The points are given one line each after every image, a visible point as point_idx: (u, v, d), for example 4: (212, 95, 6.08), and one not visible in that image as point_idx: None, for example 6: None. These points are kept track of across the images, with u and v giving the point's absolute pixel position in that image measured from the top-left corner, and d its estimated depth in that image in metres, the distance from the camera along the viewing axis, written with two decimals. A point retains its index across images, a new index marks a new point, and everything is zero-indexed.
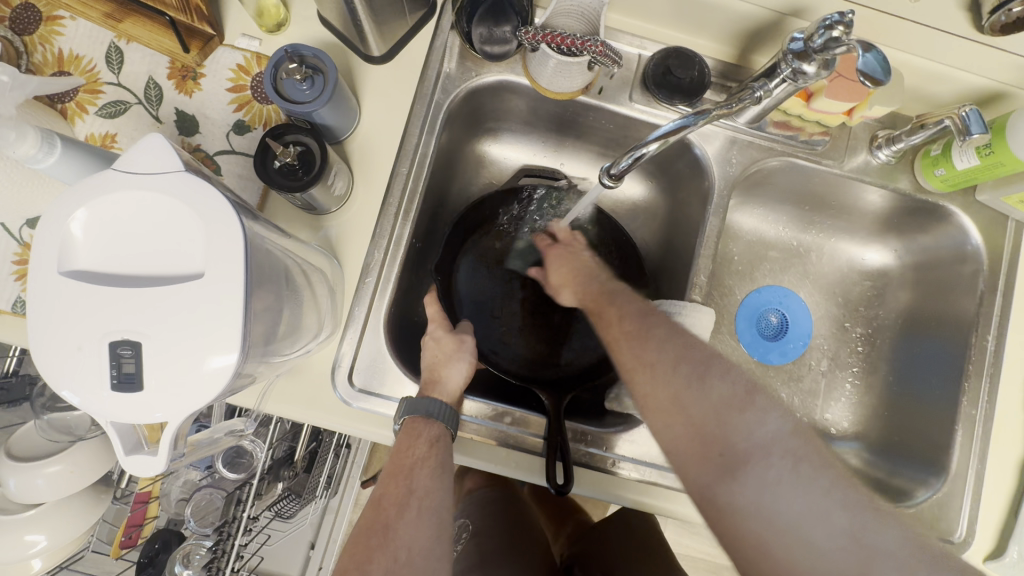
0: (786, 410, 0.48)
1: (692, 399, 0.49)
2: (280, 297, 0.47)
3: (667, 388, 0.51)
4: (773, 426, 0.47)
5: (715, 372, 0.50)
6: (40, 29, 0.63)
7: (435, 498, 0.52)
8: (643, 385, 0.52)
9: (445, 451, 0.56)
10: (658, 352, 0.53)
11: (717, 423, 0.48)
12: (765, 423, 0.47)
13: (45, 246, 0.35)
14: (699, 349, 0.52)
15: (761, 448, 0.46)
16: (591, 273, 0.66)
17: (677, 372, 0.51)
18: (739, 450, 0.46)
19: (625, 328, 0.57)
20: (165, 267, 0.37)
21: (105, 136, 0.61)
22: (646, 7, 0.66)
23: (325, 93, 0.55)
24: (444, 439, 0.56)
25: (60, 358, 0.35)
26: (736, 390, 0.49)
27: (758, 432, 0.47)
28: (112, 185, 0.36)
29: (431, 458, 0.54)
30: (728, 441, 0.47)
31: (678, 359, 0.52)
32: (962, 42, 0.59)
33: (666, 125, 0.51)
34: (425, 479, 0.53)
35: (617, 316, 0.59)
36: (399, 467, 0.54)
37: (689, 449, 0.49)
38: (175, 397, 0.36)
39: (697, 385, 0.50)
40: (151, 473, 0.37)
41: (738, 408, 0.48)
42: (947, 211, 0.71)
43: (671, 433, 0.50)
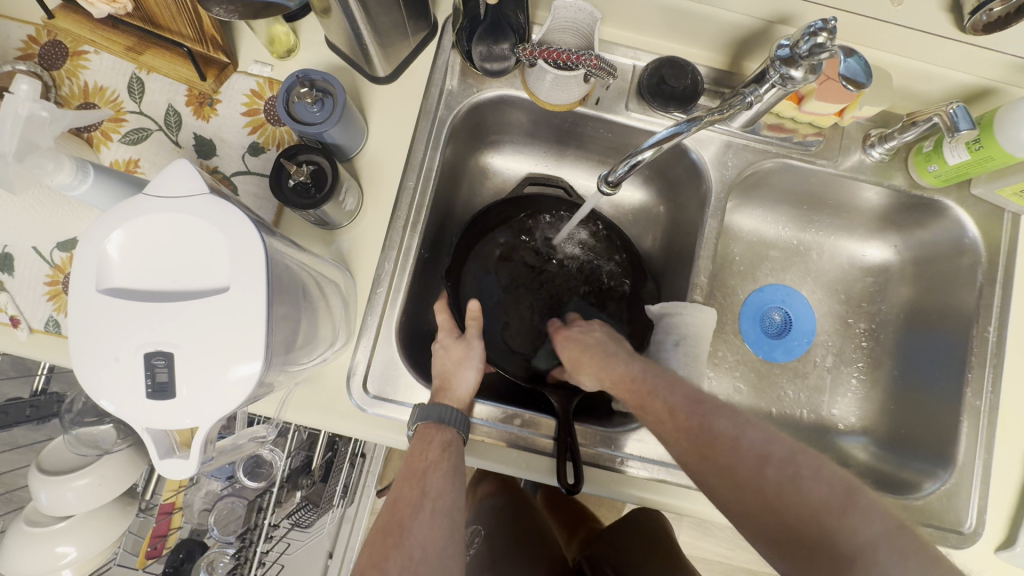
0: (882, 500, 0.45)
1: (784, 504, 0.46)
2: (297, 308, 0.50)
3: (753, 492, 0.47)
4: (875, 524, 0.44)
5: (805, 470, 0.47)
6: (67, 64, 0.67)
7: (448, 499, 0.54)
8: (725, 490, 0.49)
9: (457, 454, 0.58)
10: (733, 452, 0.49)
11: (816, 529, 0.44)
12: (869, 521, 0.44)
13: (84, 266, 0.38)
14: (779, 442, 0.49)
15: (868, 549, 0.43)
16: (610, 354, 0.62)
17: (764, 475, 0.47)
18: (845, 554, 0.43)
19: (681, 427, 0.52)
20: (193, 283, 0.39)
21: (128, 162, 0.65)
22: (638, 19, 0.69)
23: (336, 114, 0.58)
24: (456, 444, 0.59)
25: (100, 369, 0.38)
26: (833, 489, 0.45)
27: (863, 532, 0.43)
28: (144, 209, 0.39)
29: (444, 461, 0.57)
30: (832, 546, 0.44)
31: (761, 461, 0.48)
32: (946, 42, 0.61)
33: (660, 132, 0.53)
34: (438, 481, 0.55)
35: (667, 409, 0.54)
36: (413, 470, 0.56)
37: (791, 556, 0.46)
38: (205, 402, 0.38)
39: (788, 488, 0.46)
40: (184, 474, 0.40)
41: (837, 508, 0.44)
42: (943, 206, 0.73)
43: (766, 539, 0.47)
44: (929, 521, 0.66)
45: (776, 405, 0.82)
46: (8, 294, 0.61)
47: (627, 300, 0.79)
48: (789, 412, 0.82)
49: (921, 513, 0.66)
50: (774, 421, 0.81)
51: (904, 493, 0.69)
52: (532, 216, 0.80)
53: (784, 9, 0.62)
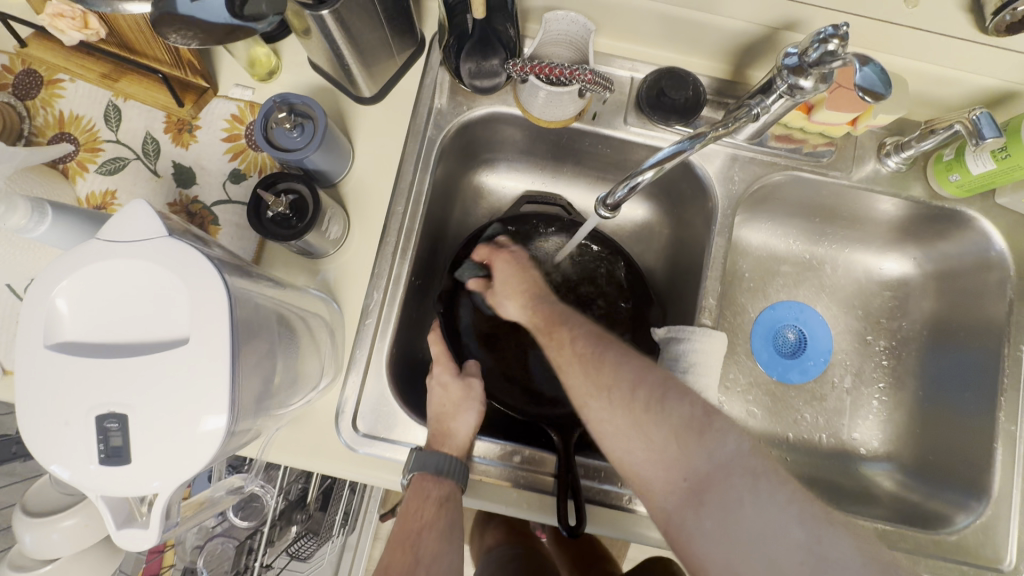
0: (741, 428, 0.51)
1: (654, 425, 0.51)
2: (273, 349, 0.46)
3: (628, 414, 0.53)
4: (730, 446, 0.49)
5: (672, 396, 0.52)
6: (41, 93, 0.64)
7: (443, 562, 0.54)
8: (605, 415, 0.54)
9: (455, 509, 0.56)
10: (616, 377, 0.55)
11: (675, 450, 0.50)
12: (725, 443, 0.49)
13: (32, 321, 0.35)
14: (654, 371, 0.54)
15: (721, 469, 0.48)
16: (545, 291, 0.66)
17: (636, 397, 0.53)
18: (699, 473, 0.49)
19: (577, 355, 0.58)
20: (151, 333, 0.36)
21: (104, 194, 0.62)
22: (635, 29, 0.65)
23: (315, 139, 0.55)
24: (454, 496, 0.57)
25: (48, 433, 0.35)
26: (695, 412, 0.51)
27: (717, 452, 0.49)
28: (97, 256, 0.36)
29: (438, 520, 0.56)
30: (688, 465, 0.49)
31: (635, 385, 0.53)
32: (965, 45, 0.57)
33: (661, 151, 0.49)
34: (433, 543, 0.55)
35: (569, 339, 0.59)
36: (408, 529, 0.56)
37: (655, 480, 0.51)
38: (166, 465, 0.35)
39: (656, 410, 0.52)
40: (146, 546, 0.36)
41: (695, 431, 0.50)
42: (967, 216, 0.68)
43: (635, 465, 0.52)
44: (963, 558, 0.61)
45: (793, 430, 0.77)
46: None
47: (632, 322, 0.75)
48: (807, 437, 0.77)
49: (955, 549, 0.61)
50: (791, 448, 0.76)
51: (935, 527, 0.64)
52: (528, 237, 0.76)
53: (790, 14, 0.58)
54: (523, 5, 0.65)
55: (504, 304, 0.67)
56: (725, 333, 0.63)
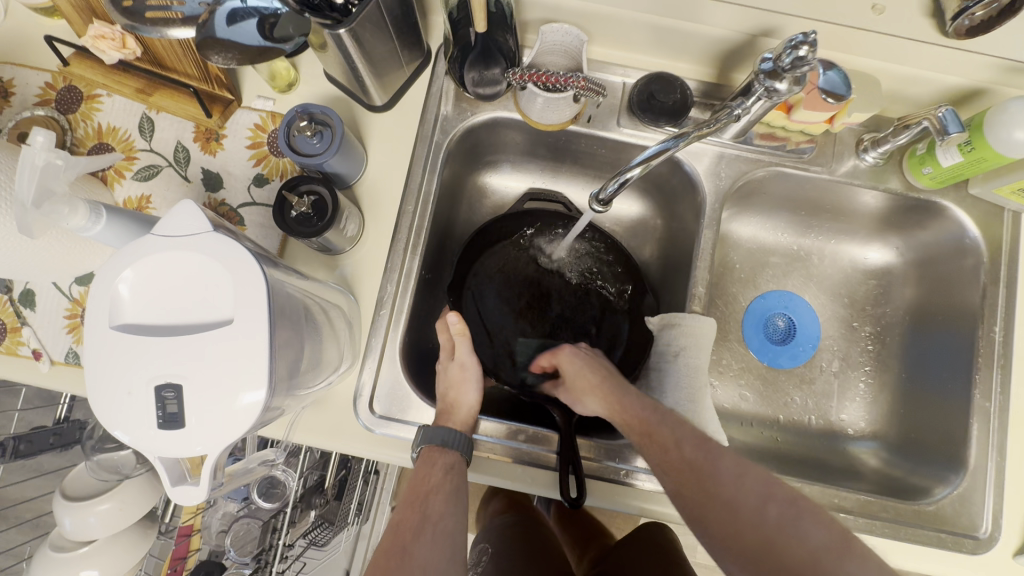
0: (883, 558, 0.47)
1: (786, 545, 0.48)
2: (300, 333, 0.51)
3: (753, 529, 0.49)
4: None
5: (803, 516, 0.49)
6: (81, 107, 0.70)
7: (448, 522, 0.56)
8: (722, 527, 0.50)
9: (459, 476, 0.60)
10: (735, 489, 0.51)
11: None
12: (870, 573, 0.46)
13: (98, 305, 0.40)
14: (779, 486, 0.51)
15: None
16: (623, 388, 0.65)
17: (766, 514, 0.50)
18: None
19: (686, 458, 0.55)
20: (199, 315, 0.42)
21: (140, 199, 0.68)
22: (625, 37, 0.70)
23: (334, 145, 0.60)
24: (458, 465, 0.60)
25: (114, 403, 0.40)
26: (832, 537, 0.48)
27: None
28: (152, 249, 0.41)
29: (445, 484, 0.58)
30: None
31: (765, 499, 0.51)
32: (929, 47, 0.61)
33: (648, 150, 0.54)
34: (439, 504, 0.57)
35: (673, 441, 0.56)
36: (415, 494, 0.58)
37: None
38: (212, 430, 0.40)
39: (790, 528, 0.48)
40: (195, 500, 0.41)
41: (836, 556, 0.47)
42: (941, 207, 0.73)
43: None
44: (942, 526, 0.65)
45: (784, 412, 0.82)
46: (32, 328, 0.64)
47: (627, 310, 0.80)
48: (797, 418, 0.81)
49: (934, 519, 0.66)
50: (781, 428, 0.81)
51: (915, 499, 0.68)
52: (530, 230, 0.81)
53: (768, 22, 0.63)
54: (521, 17, 0.70)
55: (584, 400, 0.66)
56: (714, 319, 0.68)
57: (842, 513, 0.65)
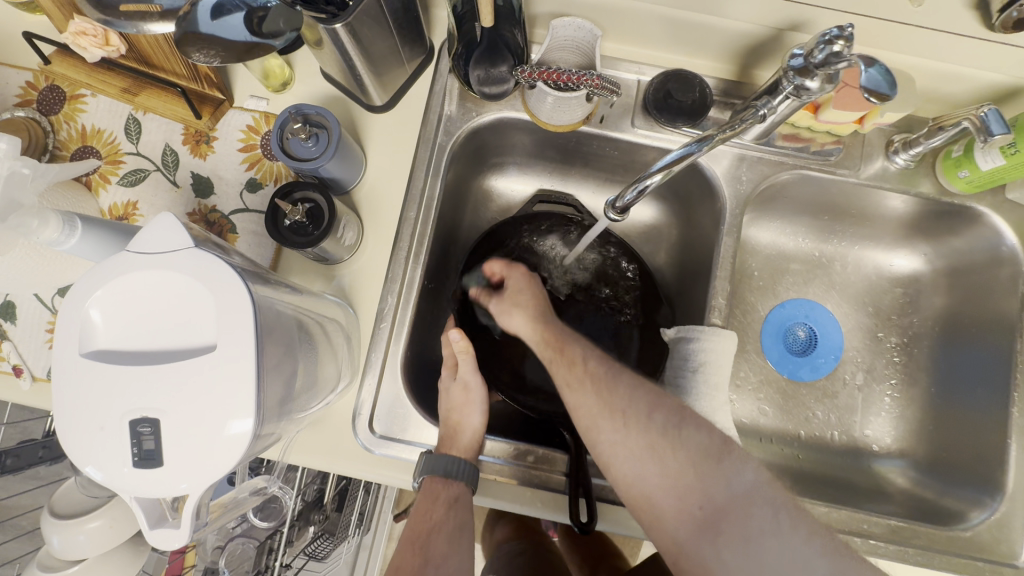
0: (755, 460, 0.53)
1: (670, 449, 0.53)
2: (294, 354, 0.47)
3: (642, 436, 0.54)
4: (742, 478, 0.52)
5: (687, 424, 0.54)
6: (64, 108, 0.66)
7: (451, 563, 0.55)
8: (614, 440, 0.55)
9: (464, 510, 0.58)
10: (629, 405, 0.56)
11: (690, 480, 0.52)
12: (742, 474, 0.52)
13: (68, 331, 0.37)
14: (669, 401, 0.56)
15: (740, 501, 0.51)
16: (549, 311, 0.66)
17: (653, 420, 0.54)
18: (719, 503, 0.51)
19: (589, 371, 0.58)
20: (180, 340, 0.38)
21: (127, 205, 0.64)
22: (641, 32, 0.66)
23: (330, 149, 0.56)
24: (463, 497, 0.58)
25: (86, 439, 0.36)
26: (713, 441, 0.53)
27: (736, 484, 0.51)
28: (127, 267, 0.37)
29: (449, 520, 0.57)
30: (705, 493, 0.51)
31: (653, 410, 0.55)
32: (971, 42, 0.57)
33: (669, 154, 0.50)
34: (442, 544, 0.56)
35: (580, 358, 0.60)
36: (419, 530, 0.57)
37: (665, 504, 0.52)
38: (194, 467, 0.36)
39: (675, 435, 0.53)
40: (178, 544, 0.38)
41: (714, 460, 0.52)
42: (977, 212, 0.68)
43: (641, 494, 0.53)
44: (979, 554, 0.61)
45: (805, 427, 0.77)
46: (10, 343, 0.60)
47: (641, 321, 0.75)
48: (819, 434, 0.77)
49: (970, 546, 0.61)
50: (803, 445, 0.77)
51: (948, 523, 0.64)
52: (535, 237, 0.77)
53: (796, 15, 0.58)
54: (530, 11, 0.66)
55: (511, 315, 0.66)
56: (735, 333, 0.64)
57: (873, 539, 0.61)
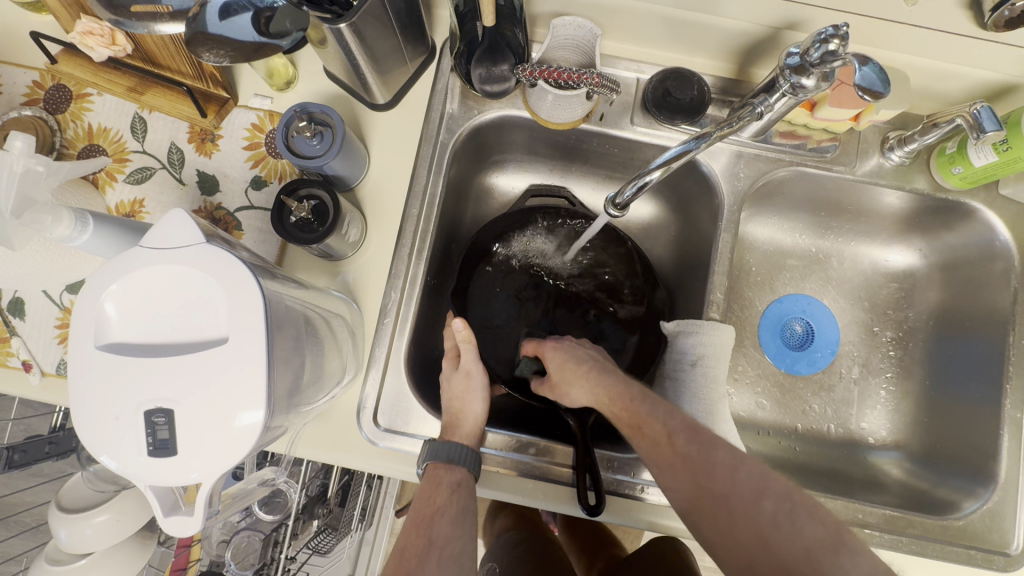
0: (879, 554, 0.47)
1: (779, 536, 0.48)
2: (302, 347, 0.48)
3: (746, 520, 0.50)
4: (865, 573, 0.46)
5: (798, 508, 0.50)
6: (70, 107, 0.67)
7: (455, 546, 0.55)
8: (716, 524, 0.51)
9: (466, 496, 0.58)
10: (728, 483, 0.52)
11: (805, 572, 0.46)
12: (860, 564, 0.46)
13: (83, 324, 0.38)
14: (774, 480, 0.52)
15: None
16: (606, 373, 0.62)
17: (758, 505, 0.50)
18: None
19: (681, 452, 0.54)
20: (192, 332, 0.39)
21: (133, 203, 0.65)
22: (640, 30, 0.67)
23: (335, 147, 0.57)
24: (466, 483, 0.58)
25: (102, 430, 0.37)
26: (827, 529, 0.48)
27: (856, 575, 0.46)
28: (140, 262, 0.38)
29: (452, 504, 0.57)
30: None
31: (761, 493, 0.51)
32: (963, 41, 0.58)
33: (667, 152, 0.51)
34: (445, 528, 0.56)
35: (665, 434, 0.56)
36: (422, 515, 0.57)
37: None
38: (208, 455, 0.37)
39: (784, 520, 0.49)
40: (190, 531, 0.39)
41: (834, 552, 0.47)
42: (971, 208, 0.69)
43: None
44: (972, 543, 0.63)
45: (802, 420, 0.79)
46: (19, 339, 0.61)
47: (640, 314, 0.76)
48: (816, 426, 0.79)
49: (963, 535, 0.63)
50: (799, 438, 0.78)
51: (942, 513, 0.66)
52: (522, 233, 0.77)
53: (793, 14, 0.59)
54: (530, 11, 0.67)
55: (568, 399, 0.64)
56: (732, 327, 0.65)
57: (868, 529, 0.62)
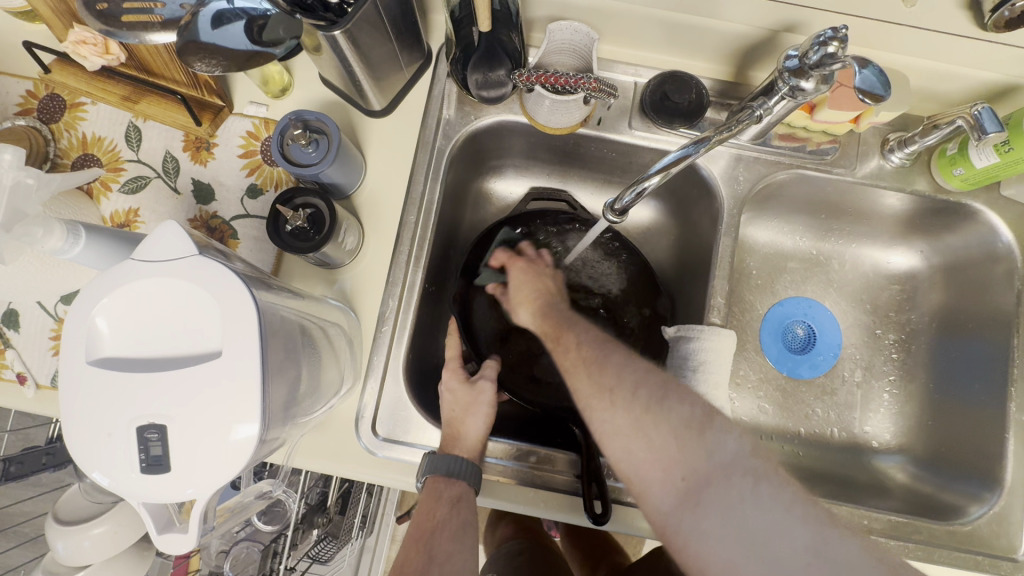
0: (743, 433, 0.51)
1: (655, 423, 0.52)
2: (298, 358, 0.48)
3: (628, 411, 0.53)
4: (726, 454, 0.49)
5: (672, 397, 0.53)
6: (64, 116, 0.67)
7: (456, 560, 0.54)
8: (600, 415, 0.54)
9: (467, 508, 0.57)
10: (613, 380, 0.55)
11: (672, 453, 0.50)
12: (724, 443, 0.50)
13: (74, 339, 0.37)
14: (655, 375, 0.55)
15: (723, 470, 0.49)
16: (552, 300, 0.68)
17: (638, 395, 0.54)
18: (703, 473, 0.49)
19: (582, 356, 0.59)
20: (185, 346, 0.38)
21: (128, 212, 0.65)
22: (637, 34, 0.66)
23: (330, 154, 0.57)
24: (466, 496, 0.58)
25: (94, 447, 0.37)
26: (696, 413, 0.52)
27: (719, 453, 0.50)
28: (131, 275, 0.38)
29: (453, 518, 0.56)
30: (689, 463, 0.50)
31: (642, 390, 0.54)
32: (963, 43, 0.57)
33: (667, 157, 0.51)
34: (446, 543, 0.55)
35: (574, 344, 0.60)
36: (422, 530, 0.56)
37: (653, 476, 0.51)
38: (203, 471, 0.37)
39: (658, 408, 0.53)
40: (185, 549, 0.39)
41: (704, 434, 0.51)
42: (972, 210, 0.69)
43: (627, 468, 0.52)
44: (979, 548, 0.62)
45: (805, 424, 0.78)
46: (14, 351, 0.61)
47: (641, 319, 0.76)
48: (819, 430, 0.78)
49: (969, 540, 0.62)
50: (803, 442, 0.77)
51: (948, 518, 0.65)
52: (559, 244, 0.77)
53: (791, 17, 0.59)
54: (526, 15, 0.66)
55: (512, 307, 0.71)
56: (734, 332, 0.65)
57: (873, 535, 0.62)
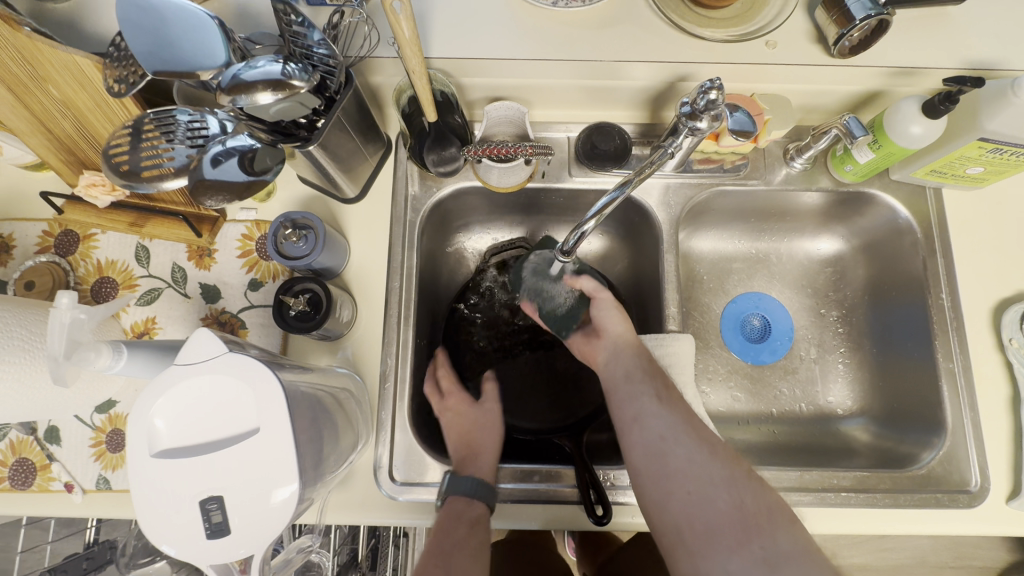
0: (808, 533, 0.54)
1: (740, 491, 0.55)
2: (320, 427, 0.55)
3: (716, 468, 0.57)
4: (798, 540, 0.53)
5: (758, 479, 0.57)
6: (79, 247, 0.76)
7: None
8: (685, 462, 0.58)
9: (483, 531, 0.63)
10: (708, 441, 0.59)
11: (749, 520, 0.53)
12: (797, 534, 0.53)
13: (137, 441, 0.45)
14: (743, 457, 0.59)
15: (797, 555, 0.51)
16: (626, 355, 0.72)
17: (732, 464, 0.57)
18: (777, 549, 0.51)
19: (680, 404, 0.63)
20: (228, 431, 0.46)
21: (147, 321, 0.73)
22: (561, 99, 0.78)
23: (319, 245, 0.66)
24: (482, 520, 0.64)
25: (165, 527, 0.44)
26: (777, 502, 0.55)
27: (793, 540, 0.52)
28: (178, 378, 0.46)
29: (470, 537, 0.62)
30: (767, 536, 0.53)
31: (731, 456, 0.58)
32: (823, 68, 0.70)
33: (599, 202, 0.61)
34: (464, 559, 0.60)
35: (677, 396, 0.64)
36: (438, 546, 0.61)
37: (722, 537, 0.53)
38: (256, 531, 0.45)
39: (745, 484, 0.56)
40: None
41: (784, 520, 0.54)
42: (871, 195, 0.81)
43: (692, 521, 0.55)
44: (937, 487, 0.70)
45: (775, 405, 0.87)
46: (59, 463, 0.68)
47: None
48: (789, 408, 0.87)
49: (927, 481, 0.70)
50: (776, 421, 0.86)
51: (906, 467, 0.73)
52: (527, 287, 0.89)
53: (681, 71, 0.71)
54: (466, 99, 0.78)
55: (598, 302, 0.74)
56: (689, 335, 0.75)
57: (843, 492, 0.70)
